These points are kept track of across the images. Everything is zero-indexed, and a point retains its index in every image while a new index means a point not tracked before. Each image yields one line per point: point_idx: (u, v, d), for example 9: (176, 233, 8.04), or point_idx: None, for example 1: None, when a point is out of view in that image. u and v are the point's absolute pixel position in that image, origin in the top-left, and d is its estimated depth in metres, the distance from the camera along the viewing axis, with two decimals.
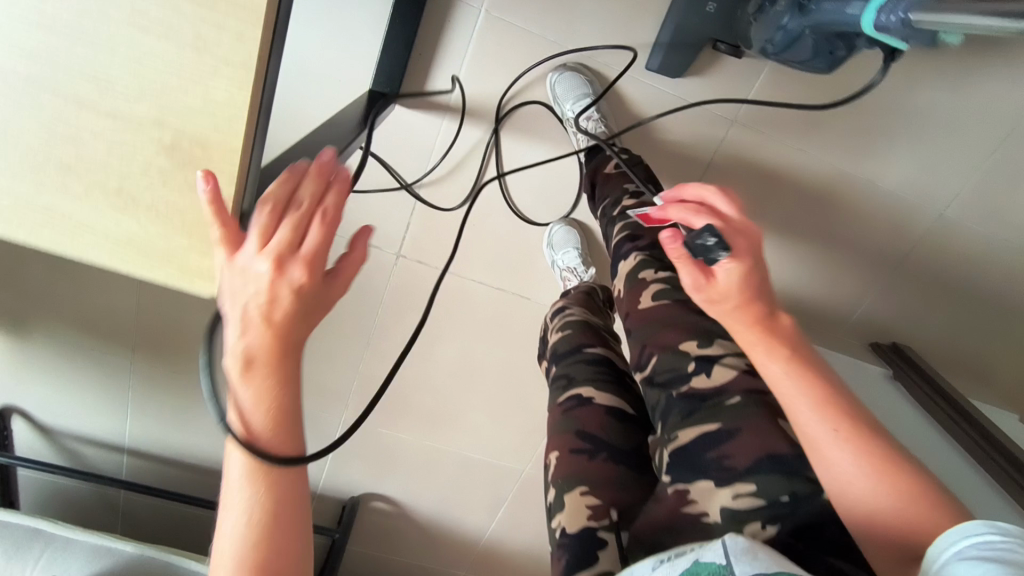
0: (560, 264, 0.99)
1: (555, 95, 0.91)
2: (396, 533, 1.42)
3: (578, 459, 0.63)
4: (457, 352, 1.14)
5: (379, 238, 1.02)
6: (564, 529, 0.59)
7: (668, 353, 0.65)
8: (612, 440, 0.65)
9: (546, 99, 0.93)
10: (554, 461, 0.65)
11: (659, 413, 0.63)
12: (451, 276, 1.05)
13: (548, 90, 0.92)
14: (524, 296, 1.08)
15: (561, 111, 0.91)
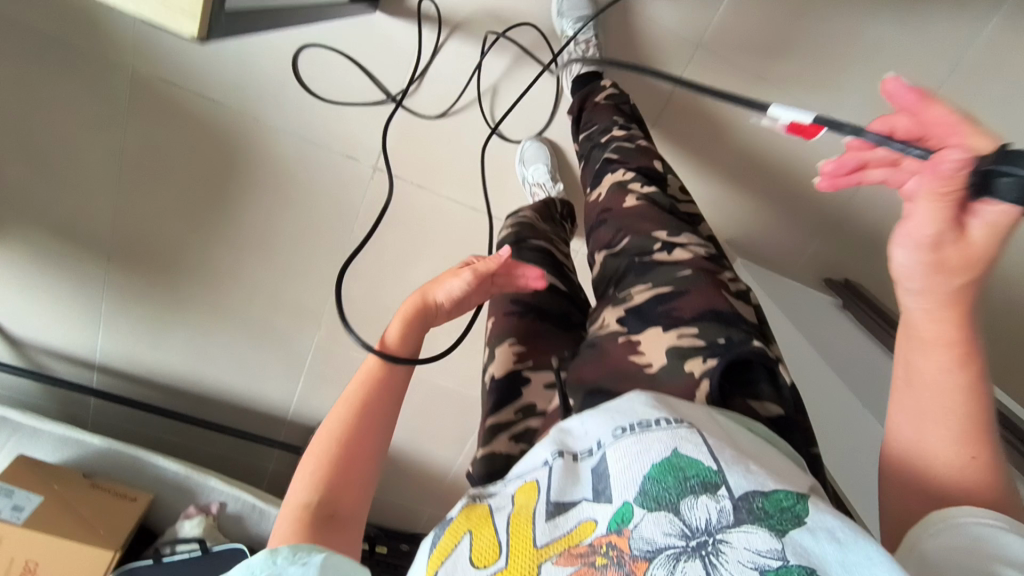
0: (529, 179, 1.04)
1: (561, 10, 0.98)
2: None
3: (512, 319, 0.71)
4: (429, 276, 1.15)
5: (358, 149, 1.04)
6: (492, 370, 0.67)
7: (639, 237, 0.70)
8: (543, 307, 0.73)
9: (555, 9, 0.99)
10: (491, 322, 0.74)
11: (618, 282, 0.69)
12: (426, 192, 1.08)
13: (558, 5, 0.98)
14: (497, 216, 1.11)
15: (560, 27, 0.98)
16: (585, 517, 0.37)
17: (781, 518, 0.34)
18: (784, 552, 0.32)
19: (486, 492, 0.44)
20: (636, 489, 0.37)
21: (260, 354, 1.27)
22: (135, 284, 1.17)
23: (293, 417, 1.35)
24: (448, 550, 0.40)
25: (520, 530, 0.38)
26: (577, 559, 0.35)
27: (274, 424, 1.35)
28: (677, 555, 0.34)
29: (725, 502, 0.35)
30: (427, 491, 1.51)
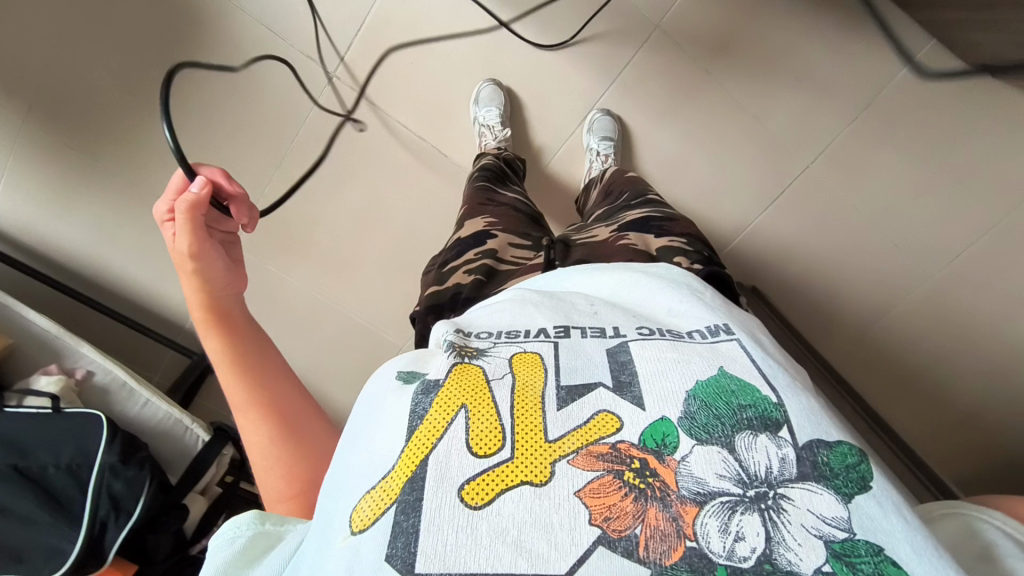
0: (481, 119, 1.07)
1: (591, 128, 1.09)
2: None
3: (487, 208, 0.89)
4: (365, 198, 1.16)
5: (319, 51, 1.06)
6: (461, 235, 0.84)
7: (637, 188, 0.83)
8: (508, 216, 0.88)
9: (584, 126, 1.11)
10: (467, 210, 0.90)
11: (610, 215, 0.80)
12: (376, 110, 1.10)
13: (588, 121, 1.10)
14: (443, 152, 1.14)
15: (587, 141, 1.09)
16: (610, 413, 0.38)
17: (847, 480, 0.34)
18: (852, 525, 0.32)
19: (478, 354, 0.43)
20: (682, 412, 0.37)
21: (171, 248, 1.21)
22: (51, 142, 1.10)
23: (191, 327, 1.27)
24: (440, 427, 0.38)
25: (527, 412, 0.38)
26: (603, 466, 0.35)
27: (168, 329, 1.27)
28: (733, 505, 0.33)
29: (789, 454, 0.35)
30: None
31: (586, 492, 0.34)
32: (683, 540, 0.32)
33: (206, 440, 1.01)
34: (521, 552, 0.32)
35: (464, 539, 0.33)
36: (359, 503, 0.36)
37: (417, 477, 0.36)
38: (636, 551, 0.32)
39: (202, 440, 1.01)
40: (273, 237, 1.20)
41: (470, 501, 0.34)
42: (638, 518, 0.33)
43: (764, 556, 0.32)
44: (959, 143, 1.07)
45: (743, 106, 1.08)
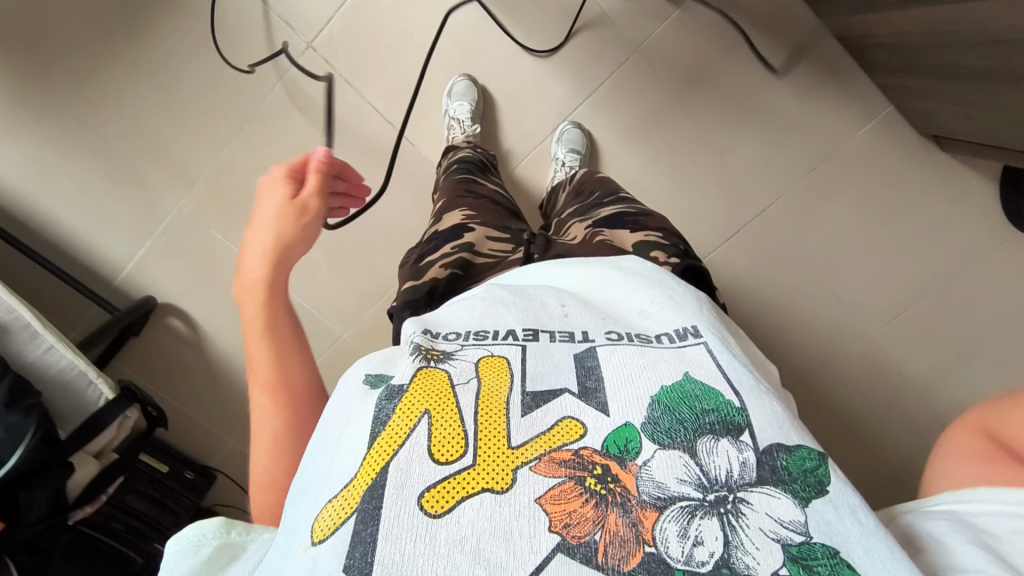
0: (451, 112, 1.07)
1: (560, 139, 1.10)
2: (179, 367, 1.29)
3: (467, 199, 0.88)
4: None
5: (298, 21, 1.07)
6: (439, 227, 0.82)
7: (609, 187, 0.83)
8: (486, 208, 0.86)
9: (554, 137, 1.12)
10: (445, 202, 0.89)
11: (581, 211, 0.80)
12: (348, 88, 1.09)
13: (558, 132, 1.11)
14: (410, 140, 1.13)
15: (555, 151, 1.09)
16: (574, 420, 0.41)
17: (801, 485, 0.38)
18: (808, 529, 0.36)
19: (443, 357, 0.45)
20: (644, 418, 0.40)
21: (112, 199, 1.16)
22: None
23: (120, 284, 1.21)
24: (402, 434, 0.40)
25: (491, 424, 0.41)
26: (564, 472, 0.38)
27: (94, 283, 1.20)
28: (692, 509, 0.36)
29: (747, 459, 0.38)
30: (234, 426, 1.35)
31: (546, 498, 0.36)
32: (643, 546, 0.35)
33: (111, 398, 0.95)
34: (479, 560, 0.33)
35: (421, 548, 0.34)
36: (321, 515, 0.38)
37: (378, 484, 0.37)
38: (595, 556, 0.34)
39: (105, 398, 0.95)
40: (223, 201, 1.16)
41: (430, 508, 0.36)
42: (598, 524, 0.36)
43: (722, 560, 0.34)
44: (904, 205, 1.12)
45: (707, 140, 1.11)
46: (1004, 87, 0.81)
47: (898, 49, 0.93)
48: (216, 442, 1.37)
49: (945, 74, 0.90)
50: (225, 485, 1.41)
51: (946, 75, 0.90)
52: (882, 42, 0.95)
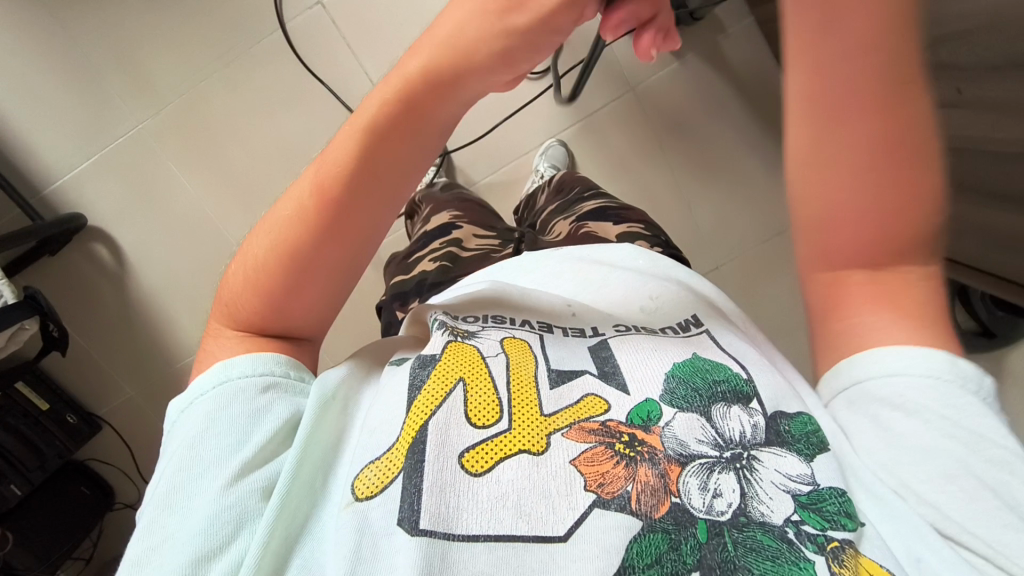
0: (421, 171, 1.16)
1: (544, 153, 1.13)
2: (93, 297, 1.19)
3: (453, 202, 0.88)
4: (302, 131, 1.11)
5: None
6: (426, 228, 0.82)
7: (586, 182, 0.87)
8: (471, 210, 0.86)
9: (537, 150, 1.15)
10: (431, 208, 0.89)
11: (566, 206, 0.82)
12: (349, 53, 1.09)
13: (542, 147, 1.14)
14: None
15: (537, 162, 1.12)
16: (598, 397, 0.42)
17: (808, 446, 0.39)
18: (815, 479, 0.37)
19: (469, 334, 0.45)
20: (662, 391, 0.42)
21: (64, 103, 1.08)
22: None
23: (50, 192, 1.11)
24: (439, 397, 0.40)
25: (522, 393, 0.41)
26: (594, 438, 0.38)
27: (21, 185, 1.10)
28: (711, 465, 0.37)
29: (757, 421, 0.40)
30: (138, 374, 1.25)
31: (580, 459, 0.37)
32: (669, 496, 0.36)
33: (10, 303, 0.87)
34: (522, 515, 0.35)
35: (465, 503, 0.36)
36: (364, 472, 0.39)
37: (419, 441, 0.38)
38: (629, 505, 0.35)
39: (4, 302, 0.87)
40: (188, 133, 1.11)
41: (470, 468, 0.37)
42: (629, 479, 0.36)
43: (739, 509, 0.35)
44: None
45: (678, 188, 1.16)
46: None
47: None
48: (113, 388, 1.26)
49: None
50: (109, 436, 1.29)
51: None
52: None
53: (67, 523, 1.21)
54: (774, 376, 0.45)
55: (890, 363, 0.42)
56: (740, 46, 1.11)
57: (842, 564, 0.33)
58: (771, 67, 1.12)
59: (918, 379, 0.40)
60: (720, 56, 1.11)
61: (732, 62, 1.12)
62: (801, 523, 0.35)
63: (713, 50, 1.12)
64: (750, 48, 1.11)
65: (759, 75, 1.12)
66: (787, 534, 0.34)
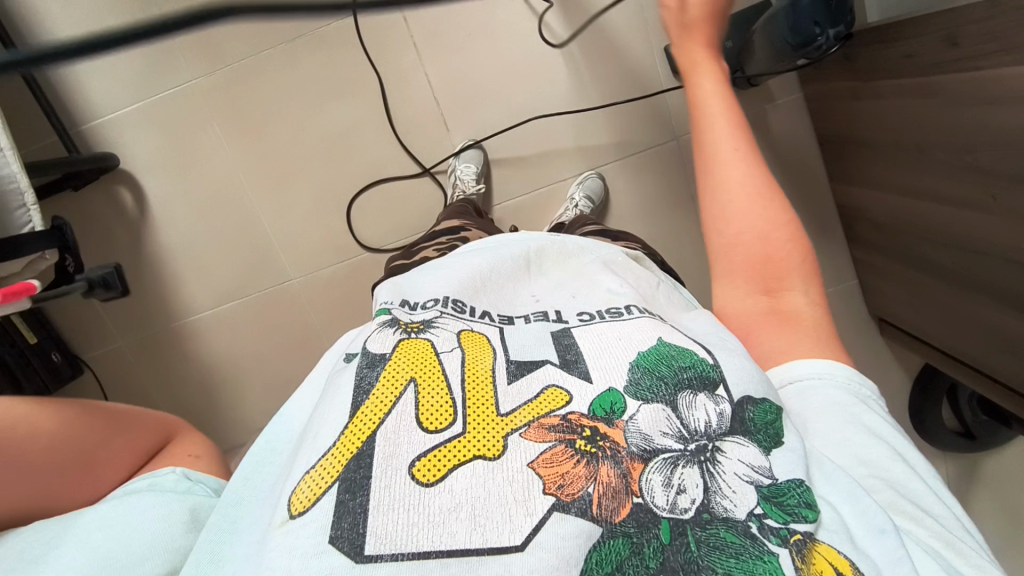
0: (456, 172, 1.11)
1: (580, 184, 1.14)
2: (107, 240, 1.18)
3: (466, 217, 0.94)
4: (350, 118, 1.12)
5: None
6: (436, 230, 0.86)
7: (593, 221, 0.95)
8: (483, 227, 0.90)
9: (572, 183, 1.16)
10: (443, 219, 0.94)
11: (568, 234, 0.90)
12: (413, 54, 1.11)
13: (578, 178, 1.16)
14: (447, 126, 1.14)
15: (572, 190, 1.14)
16: (559, 388, 0.42)
17: (766, 437, 0.42)
18: (773, 472, 0.39)
19: (422, 328, 0.46)
20: (626, 382, 0.42)
21: None
22: None
23: (88, 129, 1.12)
24: (388, 401, 0.40)
25: (477, 403, 0.40)
26: (553, 437, 0.38)
27: (63, 116, 1.11)
28: (675, 460, 0.38)
29: (723, 410, 0.42)
30: (133, 326, 1.23)
31: (538, 463, 0.37)
32: (631, 497, 0.36)
33: (38, 231, 0.86)
34: (475, 527, 0.34)
35: (415, 518, 0.34)
36: (299, 486, 0.37)
37: (363, 454, 0.37)
38: (589, 510, 0.35)
39: (33, 229, 0.86)
40: (237, 97, 1.11)
41: (421, 477, 0.36)
42: (589, 479, 0.37)
43: (702, 506, 0.37)
44: None
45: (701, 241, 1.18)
46: (944, 290, 0.94)
47: (882, 229, 1.06)
48: (104, 335, 1.23)
49: (906, 262, 1.02)
50: (89, 385, 1.26)
51: (908, 266, 1.02)
52: (872, 218, 1.07)
53: None
54: (740, 360, 0.46)
55: (818, 370, 0.49)
56: (783, 118, 1.15)
57: (803, 558, 0.36)
58: (807, 143, 1.16)
59: (841, 385, 0.49)
60: (764, 123, 1.15)
61: (773, 131, 1.16)
62: (763, 517, 0.37)
63: (759, 117, 1.15)
64: (791, 122, 1.15)
65: (793, 149, 1.17)
66: (750, 529, 0.36)
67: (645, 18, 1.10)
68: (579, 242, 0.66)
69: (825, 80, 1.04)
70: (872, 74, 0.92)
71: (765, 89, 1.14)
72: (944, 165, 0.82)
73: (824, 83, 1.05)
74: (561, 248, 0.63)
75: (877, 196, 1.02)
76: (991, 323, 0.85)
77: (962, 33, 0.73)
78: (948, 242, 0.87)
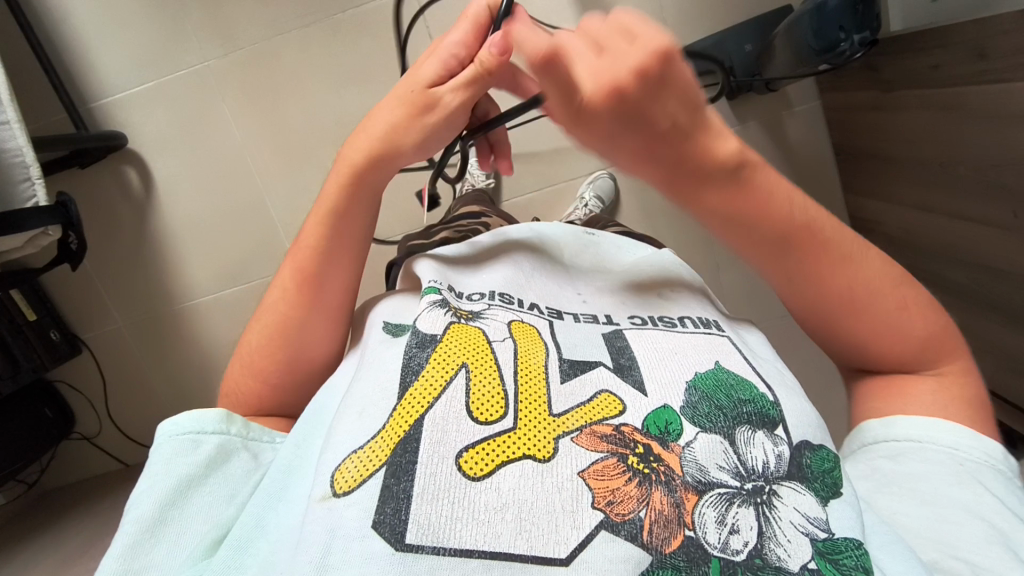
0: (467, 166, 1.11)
1: (591, 183, 1.13)
2: (111, 219, 1.17)
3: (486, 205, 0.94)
4: (362, 108, 1.11)
5: None
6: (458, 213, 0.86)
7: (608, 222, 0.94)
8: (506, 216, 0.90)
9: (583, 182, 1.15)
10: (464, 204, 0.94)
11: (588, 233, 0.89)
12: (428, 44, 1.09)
13: (589, 178, 1.14)
14: None
15: (583, 189, 1.13)
16: (612, 395, 0.41)
17: (826, 489, 0.40)
18: (831, 527, 0.38)
19: (473, 316, 0.45)
20: (683, 402, 0.41)
21: (139, 23, 1.08)
22: None
23: (97, 107, 1.11)
24: (437, 386, 0.39)
25: (530, 403, 0.39)
26: (606, 447, 0.38)
27: (73, 92, 1.10)
28: (729, 498, 0.37)
29: (782, 451, 0.40)
30: (133, 307, 1.22)
31: (589, 473, 0.36)
32: (683, 529, 0.35)
33: (42, 206, 0.86)
34: (521, 531, 0.34)
35: (459, 511, 0.34)
36: (345, 464, 0.37)
37: (410, 438, 0.36)
38: (639, 535, 0.35)
39: (36, 204, 0.85)
40: (250, 81, 1.10)
41: (469, 470, 0.36)
42: (642, 503, 0.36)
43: (755, 551, 0.36)
44: None
45: (711, 247, 1.17)
46: (956, 308, 0.92)
47: (896, 243, 1.04)
48: (103, 315, 1.22)
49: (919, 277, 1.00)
50: (86, 364, 1.25)
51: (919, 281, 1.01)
52: (886, 231, 1.06)
53: (22, 445, 1.15)
54: (799, 401, 0.45)
55: (911, 423, 0.45)
56: (801, 126, 1.13)
57: None
58: (825, 154, 1.15)
59: (945, 451, 0.44)
60: (782, 131, 1.14)
61: (790, 140, 1.14)
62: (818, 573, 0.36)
63: (777, 124, 1.13)
64: (809, 131, 1.14)
65: (810, 159, 1.15)
66: None
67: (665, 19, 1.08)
68: (614, 243, 0.65)
69: (846, 89, 1.03)
70: (894, 84, 0.90)
71: (784, 96, 1.12)
72: (964, 180, 0.80)
73: (845, 93, 1.03)
74: (596, 251, 0.63)
75: (893, 210, 1.01)
76: (1004, 343, 0.83)
77: (991, 46, 0.71)
78: (963, 259, 0.86)
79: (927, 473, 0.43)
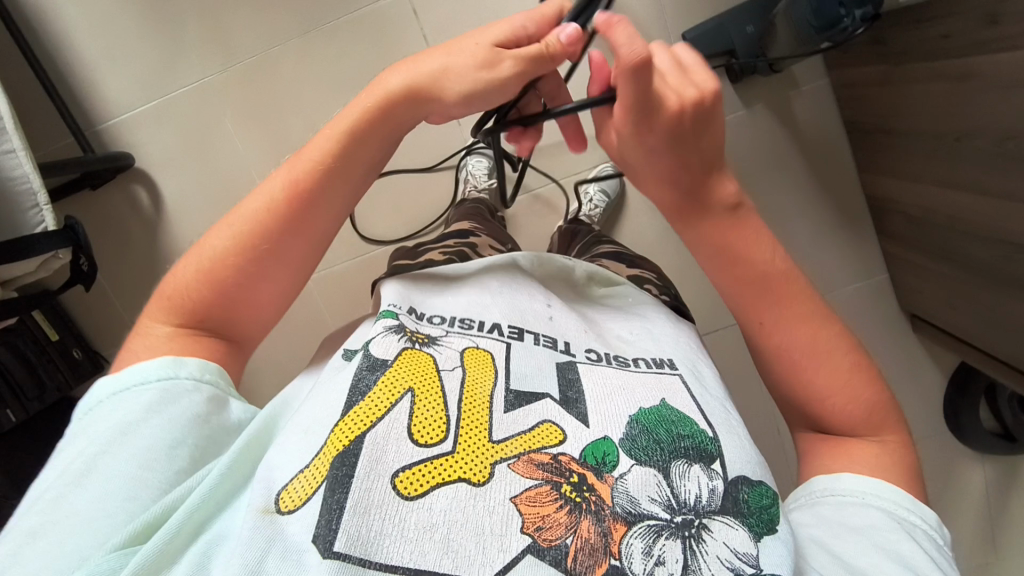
0: (469, 167, 1.13)
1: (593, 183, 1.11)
2: (123, 237, 1.19)
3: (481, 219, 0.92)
4: None
5: None
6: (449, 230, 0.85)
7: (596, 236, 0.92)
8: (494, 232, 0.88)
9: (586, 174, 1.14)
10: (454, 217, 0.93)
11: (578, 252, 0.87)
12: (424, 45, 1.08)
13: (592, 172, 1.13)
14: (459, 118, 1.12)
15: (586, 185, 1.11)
16: (555, 425, 0.41)
17: (760, 523, 0.40)
18: (758, 563, 0.38)
19: (428, 341, 0.46)
20: (622, 435, 0.41)
21: (141, 44, 1.10)
22: None
23: (104, 128, 1.13)
24: (383, 406, 0.40)
25: (471, 428, 0.40)
26: (541, 475, 0.39)
27: (80, 115, 1.13)
28: (659, 528, 0.38)
29: (716, 486, 0.40)
30: None
31: (520, 499, 0.38)
32: (609, 558, 0.36)
33: (51, 230, 0.87)
34: (447, 551, 0.35)
35: (388, 527, 0.35)
36: (291, 484, 0.38)
37: (350, 452, 0.38)
38: (563, 561, 0.36)
39: (45, 228, 0.87)
40: (250, 93, 1.11)
41: (402, 489, 0.37)
42: (570, 530, 0.37)
43: None
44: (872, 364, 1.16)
45: None
46: (984, 288, 0.88)
47: (915, 222, 1.00)
48: (121, 331, 1.24)
49: (942, 257, 0.96)
50: None
51: (942, 261, 0.96)
52: (905, 209, 1.01)
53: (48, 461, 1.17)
54: (742, 440, 0.44)
55: (853, 481, 0.49)
56: (810, 105, 1.10)
57: None
58: (837, 131, 1.10)
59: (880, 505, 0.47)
60: (792, 112, 1.10)
61: (801, 119, 1.10)
62: None
63: (786, 104, 1.10)
64: (820, 108, 1.10)
65: (823, 137, 1.11)
66: None
67: (662, 6, 1.06)
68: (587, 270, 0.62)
69: (853, 66, 0.99)
70: (906, 56, 0.86)
71: (792, 76, 1.09)
72: (981, 152, 0.77)
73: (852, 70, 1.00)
74: (567, 278, 0.62)
75: (912, 188, 0.96)
76: None
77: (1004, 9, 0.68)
78: (987, 235, 0.82)
79: (858, 517, 0.47)
